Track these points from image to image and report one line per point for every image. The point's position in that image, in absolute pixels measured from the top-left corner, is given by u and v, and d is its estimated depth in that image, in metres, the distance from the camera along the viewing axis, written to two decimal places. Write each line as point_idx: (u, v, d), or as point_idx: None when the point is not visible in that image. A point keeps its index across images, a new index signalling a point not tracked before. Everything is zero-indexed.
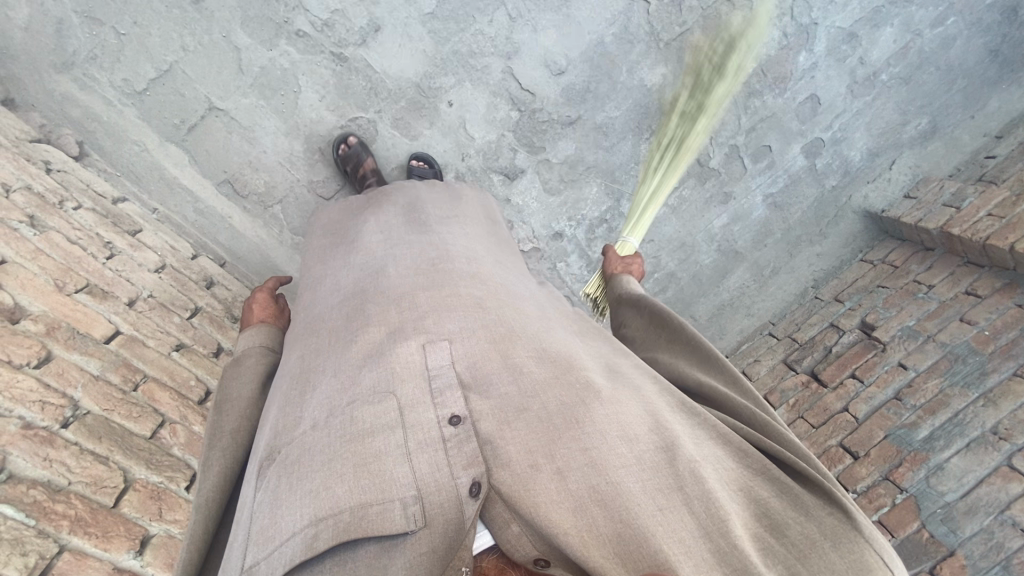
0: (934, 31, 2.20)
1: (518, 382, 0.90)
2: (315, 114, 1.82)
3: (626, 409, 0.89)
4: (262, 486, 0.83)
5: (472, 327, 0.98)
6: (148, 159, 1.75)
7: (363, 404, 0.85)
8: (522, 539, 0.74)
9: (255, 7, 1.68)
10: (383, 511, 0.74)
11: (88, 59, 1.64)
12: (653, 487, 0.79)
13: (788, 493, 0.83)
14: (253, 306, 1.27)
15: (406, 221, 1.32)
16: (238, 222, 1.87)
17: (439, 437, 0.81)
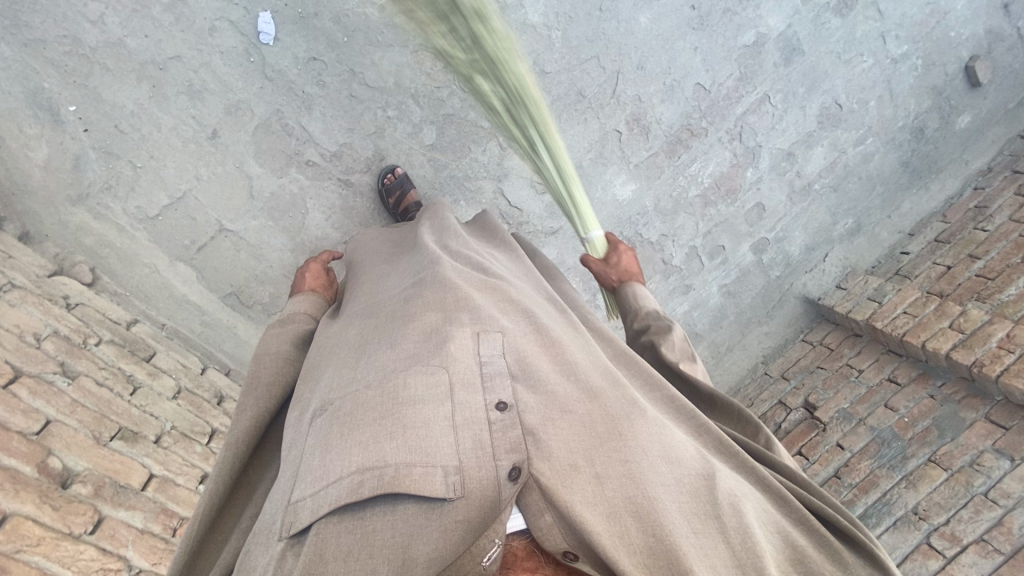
0: (856, 149, 2.55)
1: (564, 389, 1.00)
2: (320, 232, 1.92)
3: (671, 436, 1.00)
4: (313, 432, 0.94)
5: (525, 328, 1.11)
6: (157, 279, 1.81)
7: (417, 373, 0.95)
8: (553, 529, 0.82)
9: (268, 141, 1.79)
10: (425, 474, 0.83)
11: (103, 190, 1.69)
12: (692, 513, 0.89)
13: (823, 542, 0.97)
14: (306, 275, 1.41)
15: (457, 232, 1.41)
16: (243, 330, 1.92)
17: (486, 420, 0.90)
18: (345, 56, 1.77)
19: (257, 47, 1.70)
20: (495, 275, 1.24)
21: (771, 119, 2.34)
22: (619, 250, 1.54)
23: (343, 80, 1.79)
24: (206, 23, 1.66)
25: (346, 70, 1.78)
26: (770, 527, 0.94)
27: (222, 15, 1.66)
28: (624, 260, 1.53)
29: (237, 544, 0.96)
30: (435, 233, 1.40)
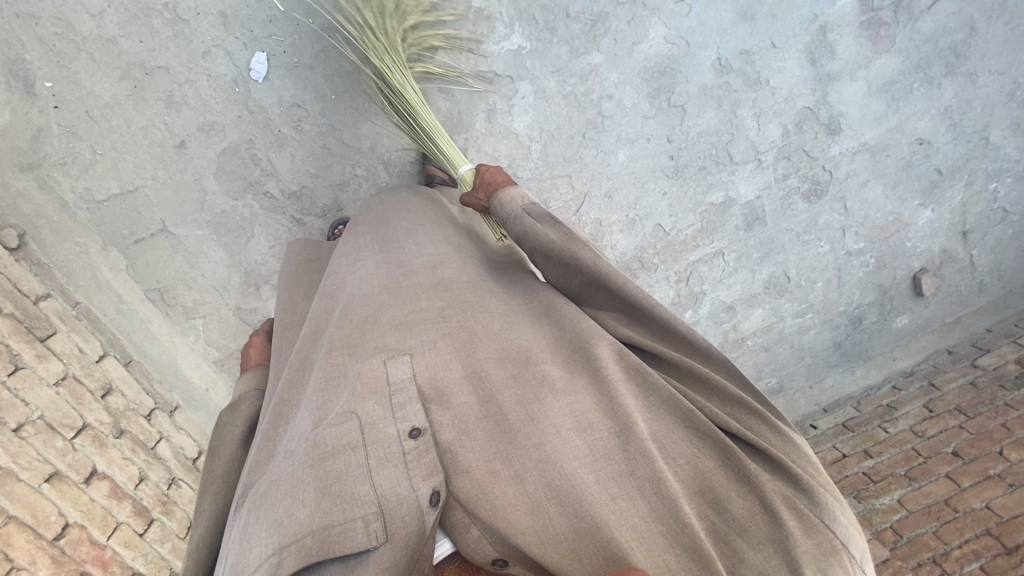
0: (794, 320, 2.66)
1: (476, 392, 0.92)
2: (261, 258, 1.97)
3: (576, 401, 0.91)
4: (235, 520, 0.83)
5: (434, 337, 0.99)
6: (86, 260, 1.83)
7: (325, 427, 0.84)
8: (481, 542, 0.78)
9: (232, 164, 1.84)
10: (347, 531, 0.75)
11: (58, 165, 1.73)
12: (605, 477, 0.83)
13: (732, 458, 0.84)
14: (251, 351, 1.33)
15: (376, 235, 1.26)
16: (157, 327, 1.95)
17: (400, 452, 0.82)
18: (330, 111, 1.85)
19: (245, 80, 1.77)
20: (413, 280, 1.11)
21: (720, 272, 2.44)
22: (482, 169, 1.33)
23: (320, 132, 1.86)
24: (203, 46, 1.72)
25: (327, 123, 1.86)
26: (677, 460, 0.86)
27: (220, 44, 1.73)
28: (491, 178, 1.31)
29: None
30: (348, 257, 1.23)
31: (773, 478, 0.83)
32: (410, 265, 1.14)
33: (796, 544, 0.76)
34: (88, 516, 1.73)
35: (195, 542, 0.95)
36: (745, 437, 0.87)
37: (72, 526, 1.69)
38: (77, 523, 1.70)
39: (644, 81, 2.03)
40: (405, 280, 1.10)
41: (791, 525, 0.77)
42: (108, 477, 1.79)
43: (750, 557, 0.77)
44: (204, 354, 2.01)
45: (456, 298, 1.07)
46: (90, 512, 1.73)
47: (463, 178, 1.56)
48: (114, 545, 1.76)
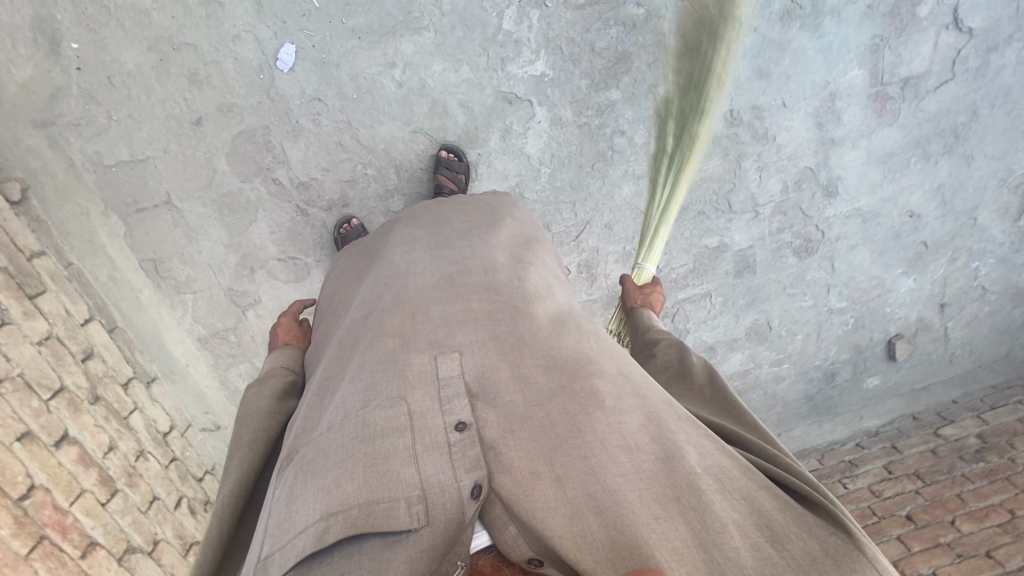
0: (771, 368, 2.73)
1: (523, 393, 0.88)
2: (260, 242, 1.98)
3: (627, 419, 0.86)
4: (279, 486, 0.83)
5: (485, 339, 0.97)
6: (84, 222, 1.84)
7: (375, 407, 0.85)
8: (520, 540, 0.73)
9: (245, 148, 1.86)
10: (390, 509, 0.73)
11: (70, 125, 1.74)
12: (649, 496, 0.77)
13: (794, 509, 0.78)
14: (279, 330, 1.34)
15: (427, 232, 1.28)
16: (146, 297, 1.97)
17: (446, 442, 0.81)
18: (350, 110, 1.87)
19: (271, 69, 1.79)
20: (467, 282, 1.11)
21: (706, 313, 2.51)
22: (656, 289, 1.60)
23: (337, 128, 1.88)
24: (234, 30, 1.74)
25: (345, 121, 1.88)
26: (730, 489, 0.79)
27: (251, 30, 1.75)
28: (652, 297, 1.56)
29: None
30: (400, 252, 1.23)
31: (831, 531, 0.76)
32: (462, 268, 1.14)
33: None
34: (54, 480, 1.71)
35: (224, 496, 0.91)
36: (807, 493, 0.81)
37: (37, 488, 1.66)
38: (43, 486, 1.68)
39: None
40: (458, 281, 1.11)
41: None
42: (78, 442, 1.79)
43: None
44: (189, 330, 2.05)
45: (507, 304, 1.06)
46: (57, 476, 1.72)
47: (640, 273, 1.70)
48: (75, 513, 1.74)
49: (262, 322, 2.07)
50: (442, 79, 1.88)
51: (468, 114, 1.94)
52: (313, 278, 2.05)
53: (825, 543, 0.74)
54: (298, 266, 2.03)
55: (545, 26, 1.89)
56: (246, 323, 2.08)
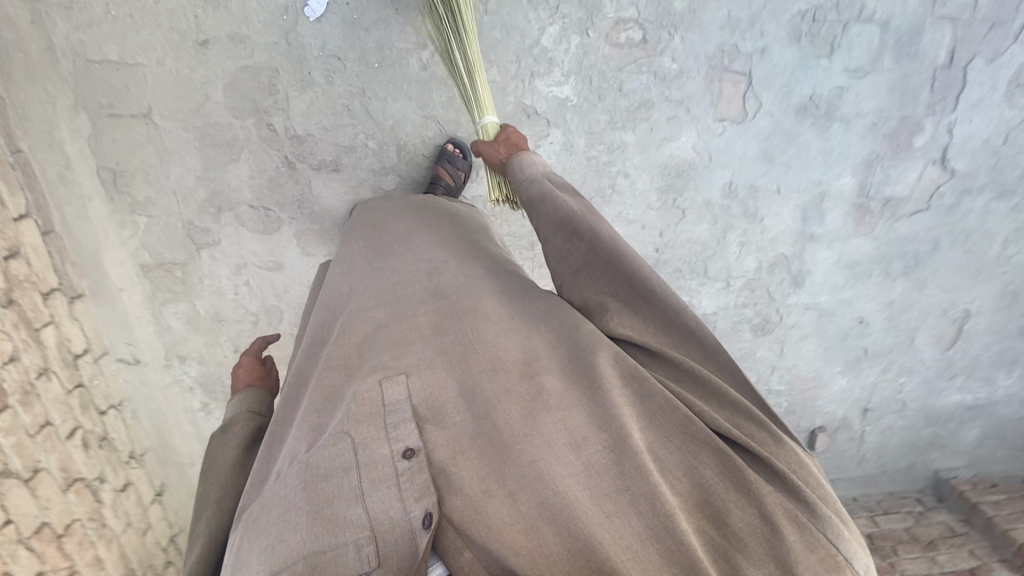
0: None
1: (471, 408, 0.83)
2: (236, 183, 1.91)
3: (573, 412, 0.80)
4: (227, 551, 0.77)
5: (430, 355, 0.90)
6: (47, 111, 1.70)
7: (317, 448, 0.79)
8: (473, 570, 0.69)
9: (245, 84, 1.76)
10: (337, 557, 0.69)
11: (59, 7, 1.60)
12: (598, 490, 0.72)
13: (733, 467, 0.73)
14: (239, 372, 1.20)
15: (373, 243, 1.20)
16: (95, 207, 1.86)
17: (393, 474, 0.76)
18: (366, 77, 1.81)
19: (297, 13, 1.70)
20: (413, 288, 1.03)
21: None
22: (506, 130, 1.39)
23: (349, 91, 1.82)
24: None
25: (358, 87, 1.82)
26: (671, 470, 0.75)
27: None
28: (512, 139, 1.37)
29: None
30: (346, 272, 1.15)
31: (775, 490, 0.72)
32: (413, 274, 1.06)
33: (798, 562, 0.65)
34: None
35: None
36: (742, 440, 0.76)
37: None
38: None
39: (661, 175, 2.13)
40: (402, 291, 1.02)
41: (792, 539, 0.67)
42: None
43: (748, 574, 0.66)
44: (133, 253, 1.95)
45: (456, 308, 0.98)
46: None
47: (483, 129, 1.50)
48: None
49: (215, 264, 2.03)
50: None
51: None
52: (281, 235, 2.01)
53: (769, 512, 0.69)
54: (269, 217, 1.98)
55: (581, 54, 1.88)
56: (197, 262, 2.02)
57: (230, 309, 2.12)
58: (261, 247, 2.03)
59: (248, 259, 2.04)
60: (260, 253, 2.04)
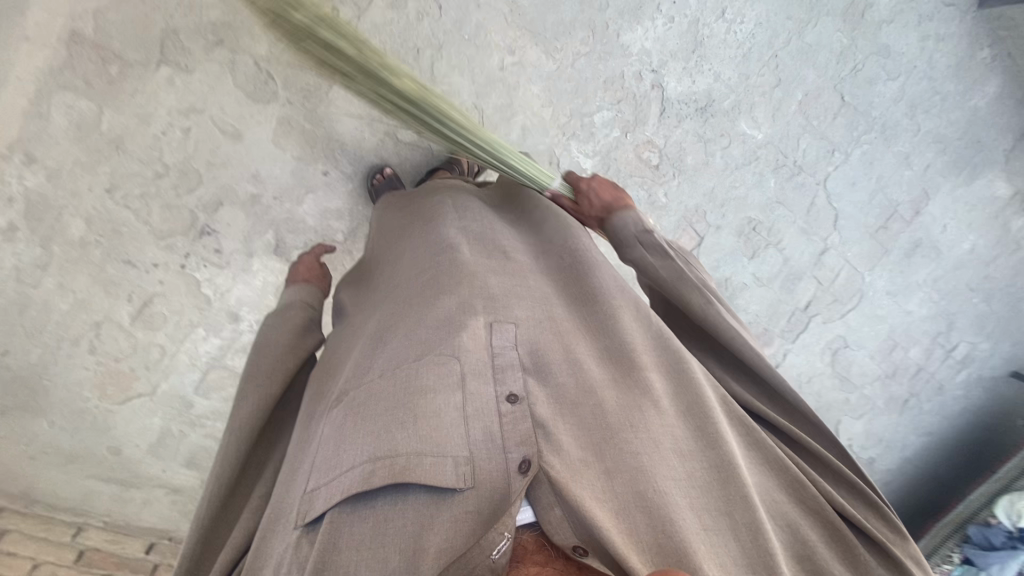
0: None
1: (578, 380, 1.10)
2: (257, 34, 1.69)
3: (677, 422, 1.09)
4: (329, 420, 1.02)
5: (538, 317, 1.19)
6: None
7: (427, 364, 1.04)
8: (561, 524, 0.91)
9: None
10: (436, 463, 0.91)
11: None
12: (697, 503, 0.99)
13: (836, 531, 1.10)
14: (301, 267, 1.52)
15: (475, 208, 1.48)
16: None
17: (496, 410, 1.00)
18: (449, 38, 1.83)
19: None
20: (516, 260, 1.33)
21: None
22: (590, 181, 1.47)
23: (429, 40, 1.81)
24: None
25: (438, 41, 1.83)
26: (778, 519, 1.07)
27: None
28: (595, 189, 1.46)
29: (247, 526, 1.12)
30: (456, 220, 1.41)
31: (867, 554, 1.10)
32: (519, 249, 1.38)
33: None
34: None
35: (246, 423, 1.16)
36: (845, 511, 1.12)
37: None
38: None
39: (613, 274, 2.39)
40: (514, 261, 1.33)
41: None
42: None
43: None
44: (76, 13, 1.55)
45: (559, 295, 1.30)
46: None
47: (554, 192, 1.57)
48: None
49: (164, 88, 1.67)
50: (529, 99, 1.98)
51: (519, 137, 2.01)
52: (265, 109, 1.77)
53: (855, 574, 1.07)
54: (264, 86, 1.74)
55: (612, 146, 2.14)
56: (145, 73, 1.64)
57: (141, 144, 1.71)
58: (231, 106, 1.74)
59: (207, 109, 1.72)
60: (226, 112, 1.74)
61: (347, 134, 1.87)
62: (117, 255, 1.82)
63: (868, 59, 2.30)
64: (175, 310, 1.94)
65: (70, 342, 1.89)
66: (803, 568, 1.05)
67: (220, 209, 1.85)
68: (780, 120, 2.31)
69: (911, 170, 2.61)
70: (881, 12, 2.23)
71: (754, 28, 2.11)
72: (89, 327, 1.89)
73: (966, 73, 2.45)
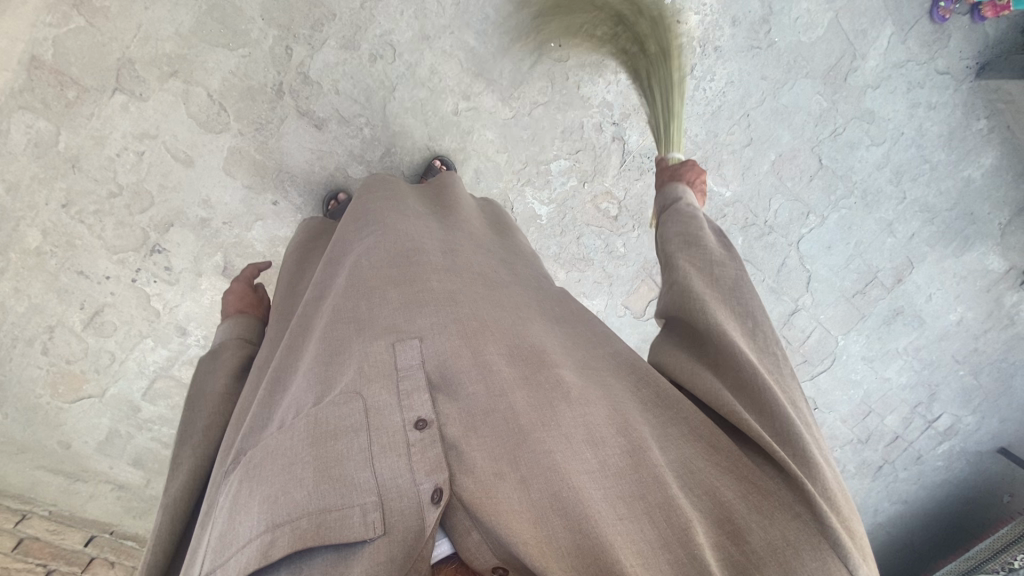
0: None
1: (487, 381, 0.94)
2: (211, 67, 1.73)
3: (592, 414, 0.95)
4: (225, 489, 0.88)
5: (447, 322, 1.03)
6: None
7: (329, 405, 0.89)
8: (479, 548, 0.79)
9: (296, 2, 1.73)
10: (342, 518, 0.77)
11: None
12: (614, 499, 0.84)
13: (755, 495, 0.86)
14: (230, 297, 1.54)
15: (379, 208, 1.34)
16: None
17: (404, 442, 0.85)
18: (403, 81, 1.86)
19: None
20: (424, 258, 1.18)
21: None
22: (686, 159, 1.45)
23: (382, 81, 1.85)
24: None
25: (390, 83, 1.86)
26: (692, 488, 0.88)
27: None
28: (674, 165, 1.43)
29: None
30: (359, 230, 1.29)
31: (796, 517, 0.82)
32: (428, 250, 1.21)
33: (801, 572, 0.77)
34: None
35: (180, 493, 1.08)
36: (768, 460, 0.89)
37: None
38: None
39: None
40: (420, 260, 1.17)
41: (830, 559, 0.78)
42: None
43: None
44: (36, 38, 1.62)
45: (468, 287, 1.14)
46: None
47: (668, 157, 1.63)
48: None
49: (120, 114, 1.73)
50: (484, 143, 1.99)
51: (472, 179, 2.02)
52: (219, 138, 1.82)
53: (792, 538, 0.80)
54: (216, 117, 1.79)
55: (569, 194, 2.13)
56: (101, 98, 1.71)
57: (95, 164, 1.78)
58: (184, 133, 1.79)
59: (161, 134, 1.78)
60: (179, 139, 1.79)
61: (298, 166, 1.91)
62: (71, 265, 1.90)
63: (849, 123, 2.21)
64: (125, 321, 2.02)
65: (25, 343, 1.98)
66: (726, 533, 0.83)
67: (170, 230, 1.91)
68: (750, 178, 2.25)
69: (893, 238, 2.50)
70: (866, 76, 2.14)
71: (725, 86, 2.07)
72: (43, 330, 1.97)
73: (960, 142, 2.33)
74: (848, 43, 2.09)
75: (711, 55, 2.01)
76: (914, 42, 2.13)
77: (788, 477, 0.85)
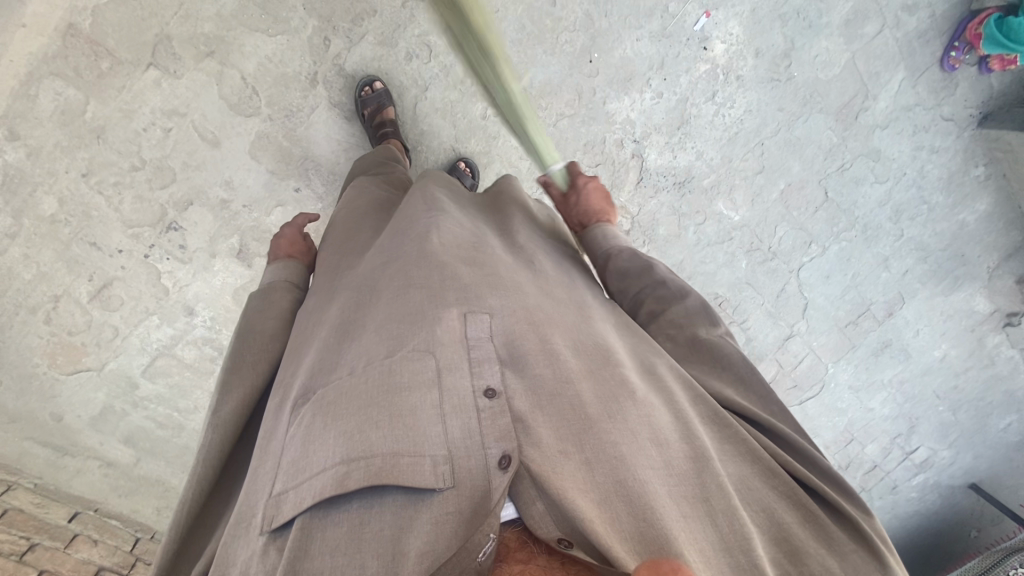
0: None
1: (555, 367, 0.97)
2: (249, 52, 1.76)
3: (656, 416, 0.98)
4: (294, 421, 0.91)
5: (514, 308, 1.06)
6: None
7: (402, 361, 0.91)
8: (544, 517, 0.81)
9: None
10: (414, 463, 0.80)
11: None
12: (675, 498, 0.88)
13: (814, 521, 0.94)
14: (281, 242, 1.47)
15: (442, 193, 1.36)
16: None
17: (473, 407, 0.87)
18: (435, 83, 1.91)
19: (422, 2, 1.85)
20: (488, 250, 1.21)
21: None
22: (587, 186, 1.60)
23: (415, 80, 1.91)
24: None
25: (421, 83, 1.91)
26: (752, 503, 0.93)
27: None
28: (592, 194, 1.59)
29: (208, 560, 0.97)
30: (421, 202, 1.30)
31: (856, 550, 0.91)
32: (489, 245, 1.24)
33: None
34: None
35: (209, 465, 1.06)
36: (825, 495, 0.97)
37: None
38: None
39: None
40: (486, 251, 1.20)
41: None
42: None
43: None
44: (75, 8, 1.62)
45: (530, 283, 1.18)
46: None
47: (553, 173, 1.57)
48: None
49: (152, 89, 1.74)
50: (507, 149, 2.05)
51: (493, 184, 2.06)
52: (249, 122, 1.83)
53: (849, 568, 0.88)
54: (248, 100, 1.81)
55: None
56: (135, 72, 1.71)
57: (121, 137, 1.77)
58: (214, 113, 1.80)
59: (191, 113, 1.78)
60: (208, 119, 1.80)
61: (324, 156, 1.95)
62: (84, 235, 1.88)
63: (856, 159, 2.30)
64: (133, 296, 2.00)
65: (28, 310, 1.95)
66: (785, 551, 0.89)
67: (189, 209, 1.90)
68: (759, 205, 2.32)
69: (888, 273, 2.59)
70: (876, 116, 2.24)
71: (742, 114, 2.14)
72: (47, 299, 1.94)
73: (957, 187, 2.44)
74: (861, 83, 2.18)
75: (732, 84, 2.09)
76: (923, 88, 2.24)
77: (842, 515, 0.96)
